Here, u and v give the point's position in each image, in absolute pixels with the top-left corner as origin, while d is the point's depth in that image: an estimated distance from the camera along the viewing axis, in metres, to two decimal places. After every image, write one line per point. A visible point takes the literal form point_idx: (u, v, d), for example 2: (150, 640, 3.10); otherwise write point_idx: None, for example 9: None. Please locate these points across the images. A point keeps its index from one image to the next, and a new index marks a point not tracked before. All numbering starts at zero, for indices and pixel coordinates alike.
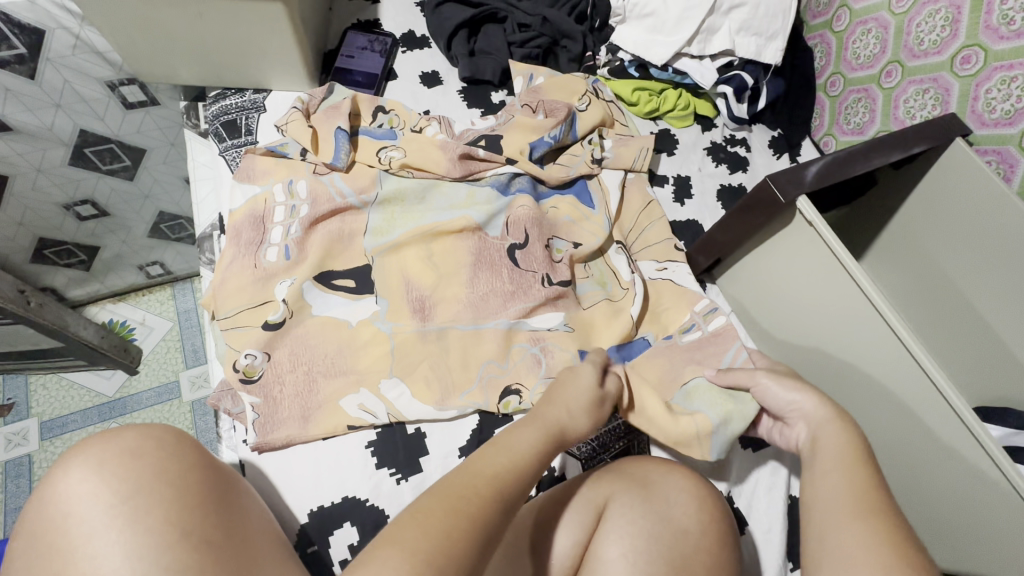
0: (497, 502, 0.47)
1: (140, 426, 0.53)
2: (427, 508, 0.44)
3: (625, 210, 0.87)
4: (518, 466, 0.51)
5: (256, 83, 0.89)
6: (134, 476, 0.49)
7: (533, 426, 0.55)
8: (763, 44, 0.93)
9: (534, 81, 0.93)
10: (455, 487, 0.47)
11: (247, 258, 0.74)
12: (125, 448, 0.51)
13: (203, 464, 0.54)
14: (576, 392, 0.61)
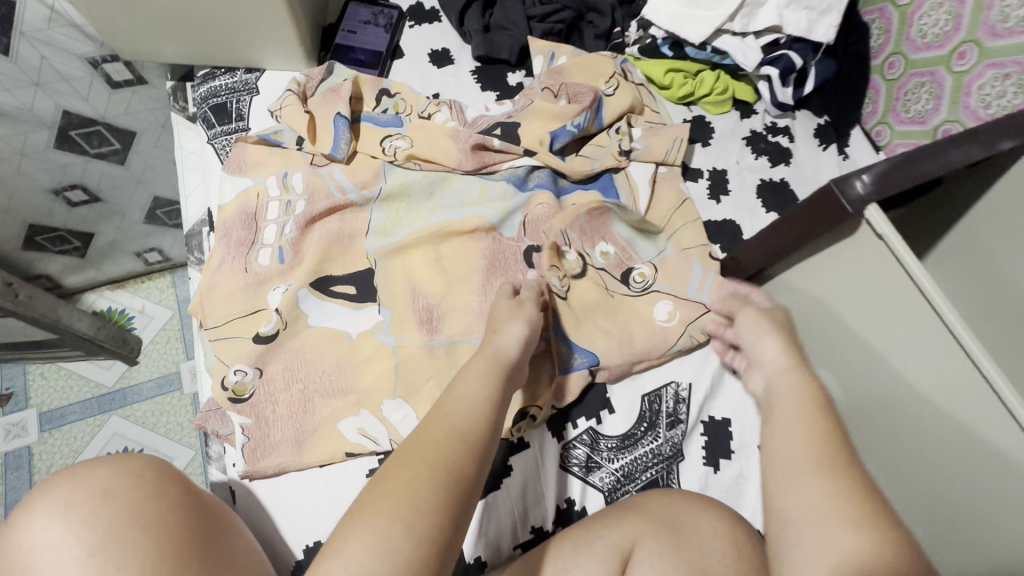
0: (464, 444, 0.44)
1: (116, 460, 0.47)
2: (393, 472, 0.42)
3: (656, 208, 0.78)
4: (483, 406, 0.48)
5: (248, 61, 0.81)
6: (106, 523, 0.43)
7: (479, 363, 0.53)
8: (815, 19, 0.82)
9: (556, 61, 0.84)
10: (418, 442, 0.44)
11: (236, 262, 0.67)
12: (96, 490, 0.45)
13: (187, 500, 0.48)
14: (510, 316, 0.59)
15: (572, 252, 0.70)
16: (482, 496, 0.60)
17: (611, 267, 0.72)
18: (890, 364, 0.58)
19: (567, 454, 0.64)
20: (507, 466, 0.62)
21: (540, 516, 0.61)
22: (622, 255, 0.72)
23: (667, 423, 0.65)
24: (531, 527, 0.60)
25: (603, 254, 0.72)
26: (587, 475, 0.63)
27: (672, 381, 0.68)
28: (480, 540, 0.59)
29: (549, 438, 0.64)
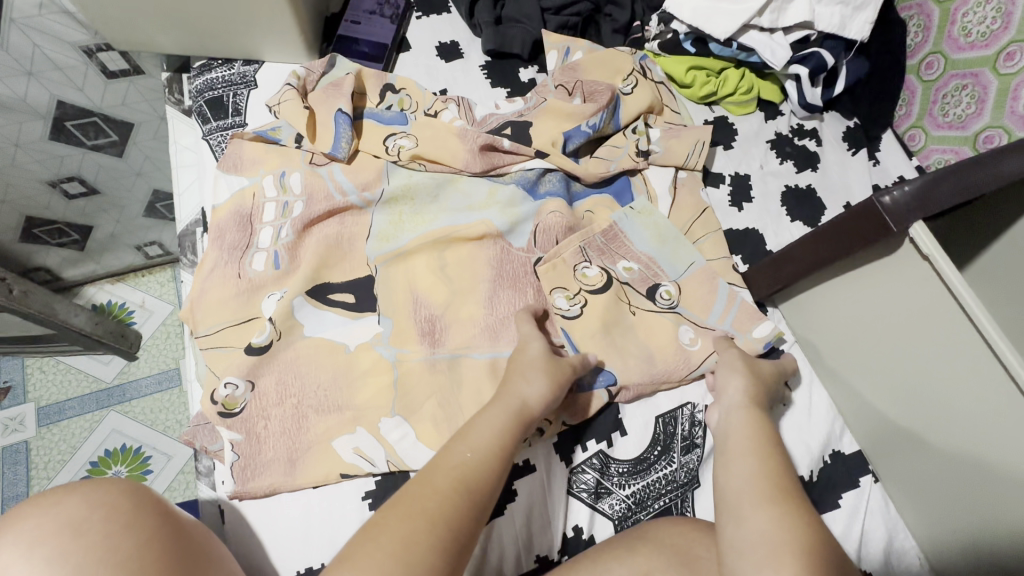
0: (464, 498, 0.45)
1: (90, 487, 0.44)
2: (389, 519, 0.42)
3: (675, 215, 0.73)
4: (489, 458, 0.48)
5: (246, 53, 0.76)
6: (74, 563, 0.40)
7: (494, 408, 0.53)
8: (849, 16, 0.77)
9: (571, 57, 0.79)
10: (420, 488, 0.45)
11: (229, 266, 0.64)
12: (64, 524, 0.41)
13: (164, 532, 0.44)
14: (531, 362, 0.57)
15: (593, 267, 0.66)
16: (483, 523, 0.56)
17: (635, 281, 0.68)
18: (926, 388, 0.55)
19: (576, 479, 0.60)
20: (512, 490, 0.57)
21: (546, 544, 0.57)
22: (646, 270, 0.68)
23: (682, 446, 0.61)
24: (536, 555, 0.57)
25: (627, 269, 0.68)
26: (596, 501, 0.59)
27: (687, 402, 0.63)
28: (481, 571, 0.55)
29: (557, 461, 0.59)
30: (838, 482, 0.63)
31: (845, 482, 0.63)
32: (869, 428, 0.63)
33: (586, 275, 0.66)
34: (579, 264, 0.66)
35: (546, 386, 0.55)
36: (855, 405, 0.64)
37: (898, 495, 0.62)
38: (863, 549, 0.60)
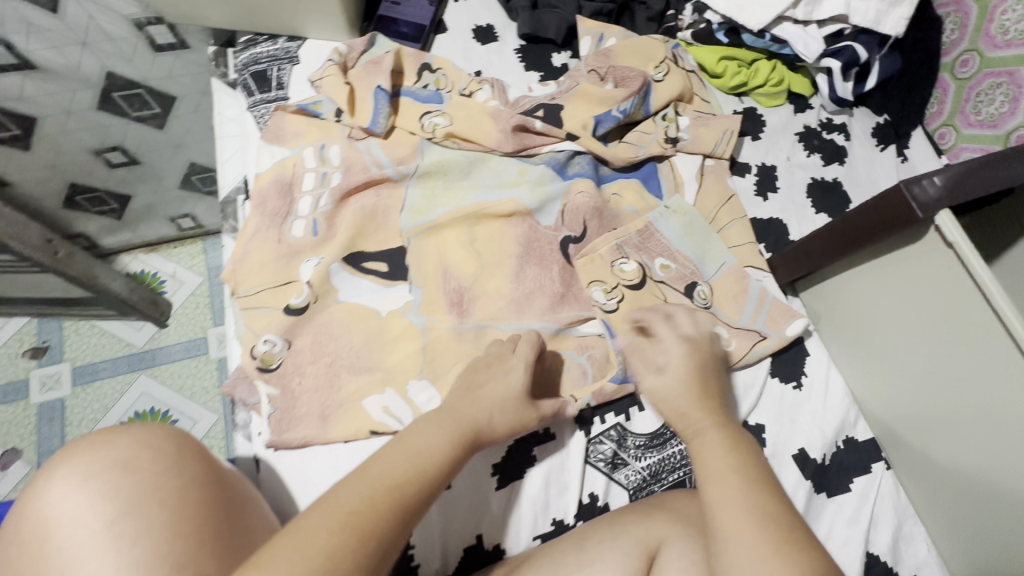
0: (393, 511, 0.42)
1: (137, 429, 0.47)
2: (307, 521, 0.40)
3: (701, 202, 0.74)
4: (426, 471, 0.46)
5: (290, 29, 0.79)
6: (124, 496, 0.44)
7: (438, 418, 0.51)
8: (885, 10, 0.77)
9: (605, 43, 0.80)
10: (342, 496, 0.42)
11: (271, 231, 0.67)
12: (114, 462, 0.45)
13: (205, 477, 0.47)
14: (498, 385, 0.55)
15: (631, 262, 0.68)
16: (504, 484, 0.59)
17: (672, 279, 0.69)
18: (946, 375, 0.57)
19: (593, 449, 0.62)
20: (531, 456, 0.61)
21: (562, 509, 0.59)
22: (684, 269, 0.70)
23: None
24: (552, 519, 0.59)
25: (663, 268, 0.70)
26: (612, 471, 0.61)
27: None
28: (500, 529, 0.58)
29: (576, 431, 0.62)
30: (850, 468, 0.64)
31: (857, 468, 0.64)
32: (886, 417, 0.65)
33: (621, 270, 0.68)
34: (615, 258, 0.68)
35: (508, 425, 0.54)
36: (873, 395, 0.66)
37: (911, 484, 0.63)
38: (872, 532, 0.61)
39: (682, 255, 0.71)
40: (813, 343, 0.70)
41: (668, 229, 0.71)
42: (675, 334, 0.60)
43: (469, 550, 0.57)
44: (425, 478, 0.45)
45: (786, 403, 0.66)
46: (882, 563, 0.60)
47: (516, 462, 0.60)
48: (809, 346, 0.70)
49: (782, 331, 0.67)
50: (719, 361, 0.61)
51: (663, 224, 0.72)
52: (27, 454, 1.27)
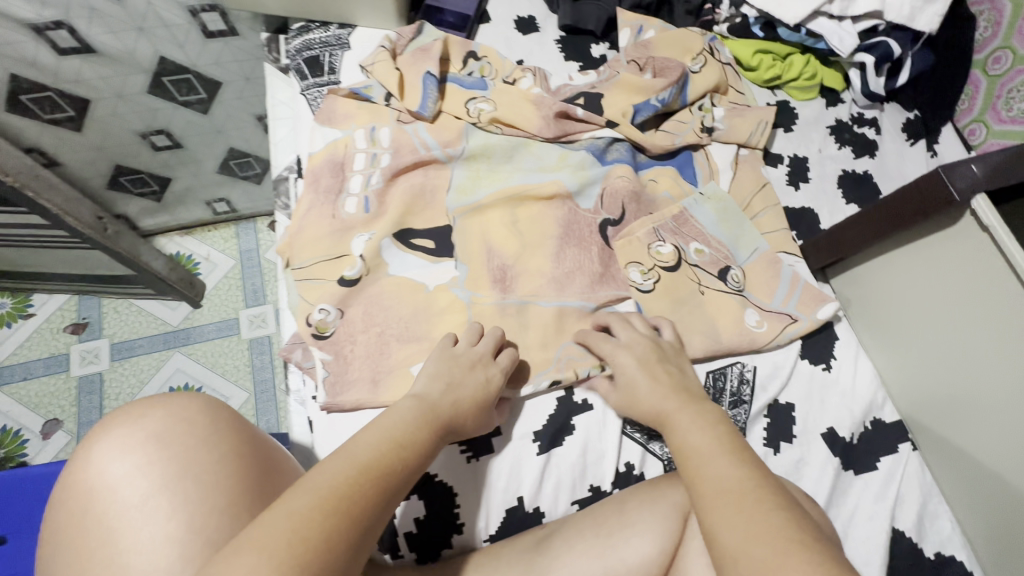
0: (377, 490, 0.42)
1: (168, 403, 0.50)
2: (292, 497, 0.39)
3: (735, 190, 0.77)
4: (404, 454, 0.46)
5: (342, 17, 0.83)
6: (163, 468, 0.47)
7: (411, 411, 0.51)
8: (919, 8, 0.79)
9: (643, 35, 0.83)
10: (322, 477, 0.41)
11: (325, 207, 0.70)
12: (155, 434, 0.48)
13: (240, 450, 0.50)
14: (475, 382, 0.57)
15: (668, 245, 0.71)
16: (545, 450, 0.62)
17: (705, 263, 0.72)
18: (977, 356, 0.59)
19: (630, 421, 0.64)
20: (570, 425, 0.63)
21: (599, 476, 0.62)
22: (718, 254, 0.72)
23: (730, 401, 0.66)
24: (589, 485, 0.62)
25: (697, 252, 0.72)
26: (648, 442, 0.64)
27: (737, 361, 0.68)
28: (540, 492, 0.61)
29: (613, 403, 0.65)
30: (877, 447, 0.66)
31: (884, 447, 0.66)
32: (914, 397, 0.67)
33: (658, 252, 0.70)
34: (652, 241, 0.71)
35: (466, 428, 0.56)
36: (902, 377, 0.68)
37: (937, 464, 0.66)
38: (898, 509, 0.63)
39: (716, 240, 0.73)
40: (843, 327, 0.72)
41: (703, 215, 0.74)
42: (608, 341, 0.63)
43: (510, 512, 0.60)
44: (403, 462, 0.46)
45: (816, 384, 0.68)
46: (907, 538, 0.62)
47: (556, 430, 0.63)
48: (839, 330, 0.72)
49: (813, 314, 0.70)
50: (668, 354, 0.62)
51: (697, 211, 0.74)
52: (67, 424, 1.31)
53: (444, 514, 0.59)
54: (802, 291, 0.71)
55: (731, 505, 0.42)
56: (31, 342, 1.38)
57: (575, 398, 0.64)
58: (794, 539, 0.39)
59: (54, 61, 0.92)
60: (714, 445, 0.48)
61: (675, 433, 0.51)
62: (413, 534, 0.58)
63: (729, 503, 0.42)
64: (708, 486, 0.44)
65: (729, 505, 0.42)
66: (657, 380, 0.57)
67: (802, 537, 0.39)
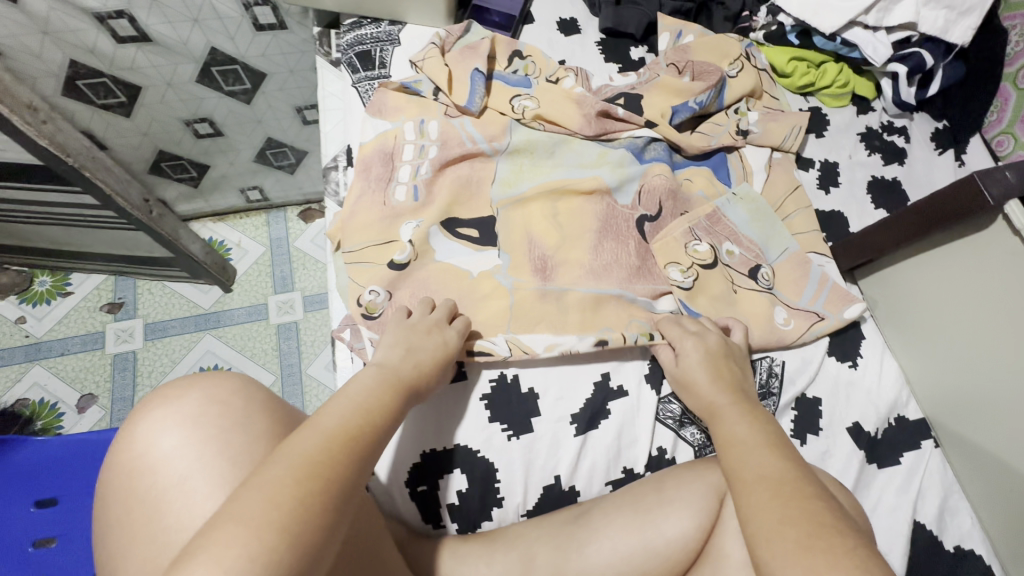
0: (352, 454, 0.43)
1: (204, 386, 0.53)
2: (269, 471, 0.40)
3: (768, 191, 0.80)
4: (374, 420, 0.48)
5: (393, 13, 0.86)
6: (200, 448, 0.50)
7: (374, 383, 0.52)
8: (953, 20, 0.81)
9: (682, 39, 0.86)
10: (292, 446, 0.42)
11: (376, 195, 0.74)
12: (191, 415, 0.51)
13: (274, 432, 0.53)
14: (431, 343, 0.60)
15: (703, 244, 0.73)
16: (582, 432, 0.65)
17: (736, 263, 0.75)
18: (1004, 355, 0.62)
19: (663, 408, 0.67)
20: (606, 409, 0.66)
21: (632, 458, 0.65)
22: (748, 254, 0.75)
23: (759, 393, 0.68)
24: (622, 467, 0.65)
25: (729, 252, 0.75)
26: (680, 429, 0.66)
27: (767, 355, 0.71)
28: (576, 472, 0.64)
29: (647, 390, 0.67)
30: (901, 443, 0.69)
31: (907, 444, 0.69)
32: (936, 395, 0.69)
33: (693, 251, 0.73)
34: (688, 239, 0.74)
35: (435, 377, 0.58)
36: (925, 376, 0.71)
37: (958, 460, 0.68)
38: (920, 503, 0.66)
39: (749, 239, 0.76)
40: (869, 327, 0.74)
41: (736, 215, 0.77)
42: (687, 333, 0.65)
43: (547, 489, 0.63)
44: (369, 426, 0.47)
45: (842, 381, 0.70)
46: (928, 531, 0.65)
47: (592, 413, 0.65)
48: (865, 329, 0.74)
49: (842, 313, 0.72)
50: (735, 353, 0.65)
51: (730, 209, 0.77)
52: (101, 400, 1.33)
53: (485, 488, 0.62)
54: (830, 291, 0.74)
55: (769, 490, 0.45)
56: (69, 320, 1.39)
57: (611, 384, 0.67)
58: (829, 527, 0.41)
59: (112, 48, 0.95)
60: (758, 439, 0.51)
61: (723, 427, 0.54)
62: (455, 506, 0.62)
63: (766, 489, 0.45)
64: (750, 474, 0.47)
65: (767, 489, 0.45)
66: (717, 376, 0.60)
67: (839, 522, 0.42)
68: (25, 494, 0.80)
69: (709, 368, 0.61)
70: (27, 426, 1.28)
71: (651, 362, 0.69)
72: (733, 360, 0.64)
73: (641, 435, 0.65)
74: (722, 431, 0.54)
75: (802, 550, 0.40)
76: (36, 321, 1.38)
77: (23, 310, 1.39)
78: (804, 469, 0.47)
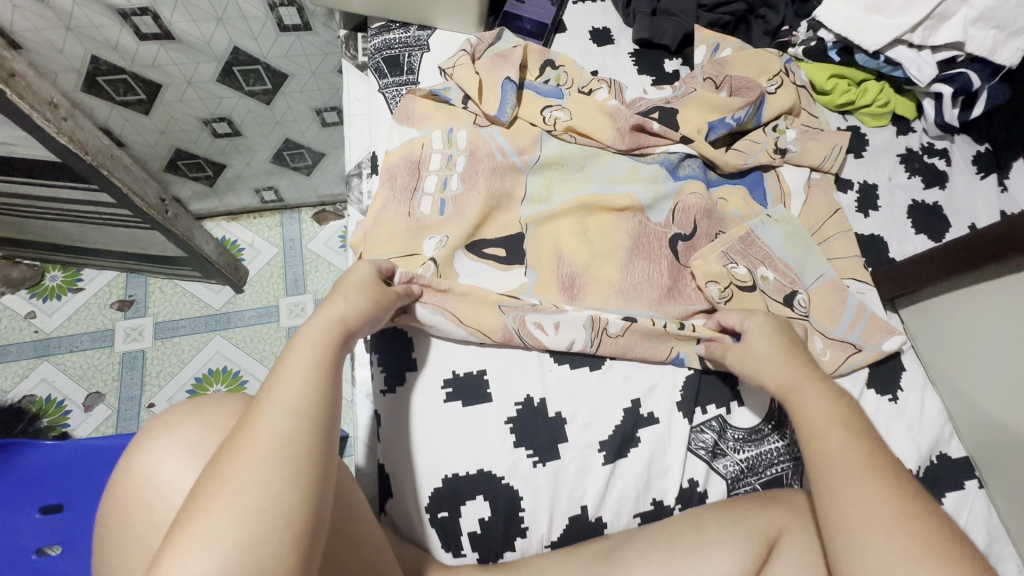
0: (292, 421, 0.43)
1: (203, 412, 0.53)
2: (229, 461, 0.40)
3: (806, 214, 0.77)
4: (312, 381, 0.47)
5: (422, 18, 0.84)
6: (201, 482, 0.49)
7: (302, 343, 0.50)
8: (1001, 41, 0.77)
9: (719, 53, 0.84)
10: (232, 437, 0.42)
11: (401, 205, 0.71)
12: (191, 444, 0.51)
13: None
14: (351, 282, 0.58)
15: (739, 268, 0.70)
16: (610, 461, 0.62)
17: (771, 291, 0.71)
18: None
19: (695, 437, 0.64)
20: (636, 436, 0.63)
21: (662, 490, 0.62)
22: (783, 279, 0.71)
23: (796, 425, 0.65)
24: (652, 499, 0.62)
25: (764, 278, 0.71)
26: (712, 460, 0.64)
27: None
28: (603, 502, 0.61)
29: (679, 419, 0.64)
30: (943, 483, 0.66)
31: (949, 484, 0.66)
32: (980, 434, 0.66)
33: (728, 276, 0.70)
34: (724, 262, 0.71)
35: (366, 304, 0.57)
36: (968, 411, 0.67)
37: (1003, 503, 0.64)
38: None
39: (786, 263, 0.72)
40: (910, 358, 0.71)
41: (771, 238, 0.73)
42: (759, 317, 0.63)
43: (573, 520, 0.60)
44: (316, 388, 0.46)
45: (882, 414, 0.67)
46: None
47: (622, 440, 0.63)
48: (906, 361, 0.71)
49: (882, 346, 0.69)
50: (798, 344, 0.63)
51: (764, 231, 0.73)
52: (109, 398, 1.31)
53: (508, 517, 0.60)
54: (871, 320, 0.70)
55: (879, 480, 0.47)
56: (78, 316, 1.37)
57: (642, 410, 0.64)
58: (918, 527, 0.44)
59: (134, 45, 0.93)
60: (843, 424, 0.52)
61: (802, 404, 0.54)
62: (476, 535, 0.59)
63: (877, 477, 0.47)
64: (848, 464, 0.49)
65: (870, 482, 0.47)
66: (788, 356, 0.58)
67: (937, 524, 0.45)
68: (30, 500, 0.77)
69: (780, 346, 0.60)
70: (33, 423, 1.27)
71: (683, 389, 0.66)
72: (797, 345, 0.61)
73: (673, 465, 0.63)
74: (801, 412, 0.54)
75: (916, 556, 0.43)
76: (46, 316, 1.37)
77: (33, 305, 1.38)
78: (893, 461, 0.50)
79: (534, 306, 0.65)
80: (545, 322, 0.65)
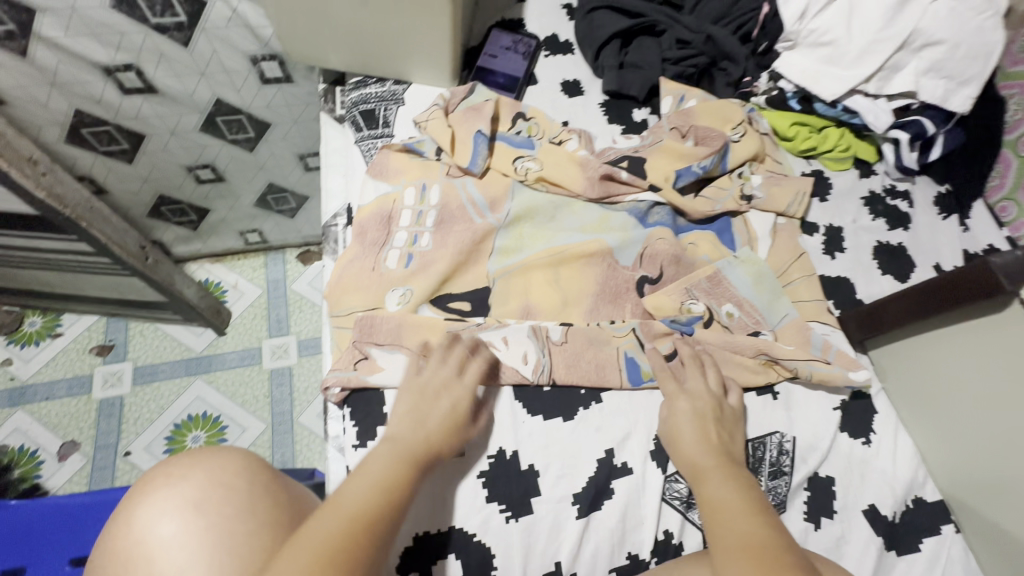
0: (367, 539, 0.45)
1: (207, 464, 0.53)
2: (303, 555, 0.41)
3: (773, 257, 0.79)
4: (390, 502, 0.48)
5: (398, 73, 0.87)
6: (200, 538, 0.48)
7: (391, 451, 0.53)
8: (953, 89, 0.81)
9: (685, 103, 0.87)
10: (306, 530, 0.44)
11: (367, 261, 0.71)
12: (191, 499, 0.50)
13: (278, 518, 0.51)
14: (446, 405, 0.58)
15: (698, 304, 0.72)
16: (584, 514, 0.61)
17: (735, 327, 0.72)
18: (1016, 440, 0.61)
19: (669, 487, 0.64)
20: (610, 488, 0.63)
21: (637, 543, 0.61)
22: (747, 318, 0.72)
23: (770, 471, 0.65)
24: (627, 553, 0.61)
25: (728, 315, 0.72)
26: (687, 511, 0.63)
27: (776, 431, 0.67)
28: (578, 558, 0.60)
29: (653, 467, 0.64)
30: (919, 528, 0.65)
31: (925, 529, 0.65)
32: (950, 475, 0.67)
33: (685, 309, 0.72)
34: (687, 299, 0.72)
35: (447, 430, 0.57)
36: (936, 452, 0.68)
37: (980, 548, 0.64)
38: None
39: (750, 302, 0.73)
40: (881, 400, 0.72)
41: (733, 275, 0.74)
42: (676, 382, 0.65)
43: None
44: (391, 509, 0.48)
45: (855, 459, 0.67)
46: None
47: (595, 493, 0.62)
48: (877, 403, 0.71)
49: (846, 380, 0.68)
50: (725, 415, 0.63)
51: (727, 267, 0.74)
52: (83, 447, 1.27)
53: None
54: (833, 355, 0.71)
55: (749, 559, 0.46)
56: (56, 363, 1.35)
57: (616, 460, 0.64)
58: None
59: (118, 98, 0.94)
60: (742, 503, 0.52)
61: (705, 488, 0.55)
62: None
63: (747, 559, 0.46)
64: (732, 544, 0.48)
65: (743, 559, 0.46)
66: (704, 438, 0.60)
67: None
68: None
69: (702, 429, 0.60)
70: (3, 475, 1.23)
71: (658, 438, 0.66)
72: (727, 422, 0.63)
73: (649, 517, 0.62)
74: (703, 496, 0.55)
75: None
76: (22, 363, 1.34)
77: (10, 351, 1.35)
78: (787, 537, 0.48)
79: (481, 325, 0.68)
80: (494, 339, 0.68)
